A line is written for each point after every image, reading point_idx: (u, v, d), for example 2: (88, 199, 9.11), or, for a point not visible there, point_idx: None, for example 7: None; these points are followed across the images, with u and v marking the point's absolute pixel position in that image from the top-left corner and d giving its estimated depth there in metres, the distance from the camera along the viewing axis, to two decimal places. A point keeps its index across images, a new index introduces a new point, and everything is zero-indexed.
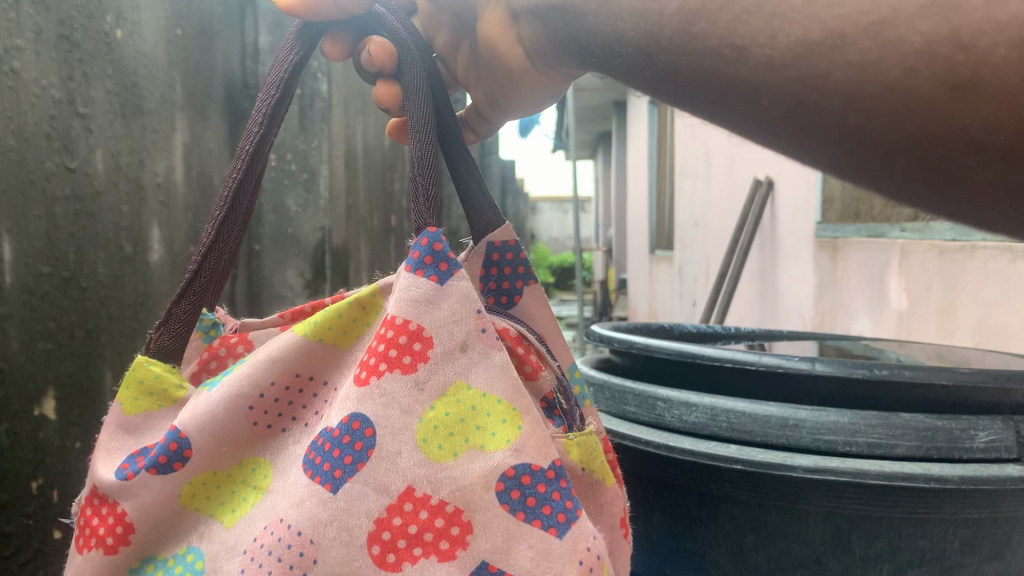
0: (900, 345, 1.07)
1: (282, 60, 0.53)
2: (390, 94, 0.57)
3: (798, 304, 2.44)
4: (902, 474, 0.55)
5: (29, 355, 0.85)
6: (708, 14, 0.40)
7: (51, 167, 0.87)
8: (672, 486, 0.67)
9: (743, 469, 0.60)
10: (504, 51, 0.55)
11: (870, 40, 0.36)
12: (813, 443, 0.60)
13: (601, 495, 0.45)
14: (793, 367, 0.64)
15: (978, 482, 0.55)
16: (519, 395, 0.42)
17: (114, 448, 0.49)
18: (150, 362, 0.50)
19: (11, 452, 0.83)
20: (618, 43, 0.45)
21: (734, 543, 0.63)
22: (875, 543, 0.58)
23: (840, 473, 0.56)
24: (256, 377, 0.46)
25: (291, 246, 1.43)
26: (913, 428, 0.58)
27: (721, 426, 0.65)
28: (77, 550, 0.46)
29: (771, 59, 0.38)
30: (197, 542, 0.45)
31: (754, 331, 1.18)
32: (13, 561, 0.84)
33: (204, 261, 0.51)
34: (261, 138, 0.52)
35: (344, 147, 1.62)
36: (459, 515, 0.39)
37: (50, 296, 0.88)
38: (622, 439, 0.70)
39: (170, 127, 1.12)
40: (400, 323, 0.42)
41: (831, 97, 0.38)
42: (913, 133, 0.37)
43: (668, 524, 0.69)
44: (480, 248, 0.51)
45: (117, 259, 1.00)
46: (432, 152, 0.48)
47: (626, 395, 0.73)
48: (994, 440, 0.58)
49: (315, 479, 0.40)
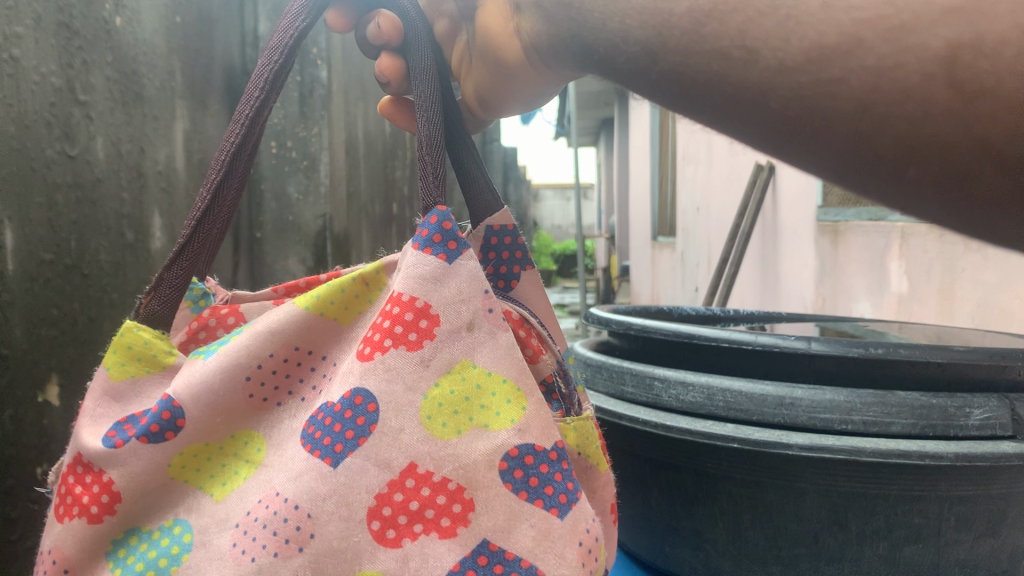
0: (900, 326, 1.06)
1: (289, 25, 0.51)
2: (393, 68, 0.57)
3: (800, 290, 2.43)
4: (897, 452, 0.54)
5: (33, 343, 0.83)
6: (719, 16, 0.39)
7: (52, 155, 0.85)
8: (670, 465, 0.67)
9: (740, 447, 0.60)
10: (501, 44, 0.53)
11: (890, 45, 0.35)
12: (808, 422, 0.59)
13: (594, 480, 0.45)
14: (789, 347, 0.65)
15: (972, 459, 0.54)
16: (524, 375, 0.41)
17: (100, 415, 0.48)
18: (138, 328, 0.48)
19: (17, 439, 0.82)
20: (624, 42, 0.43)
21: (730, 522, 0.64)
22: (871, 521, 0.57)
23: (835, 451, 0.56)
24: (254, 348, 0.46)
25: (292, 233, 1.42)
26: (908, 406, 0.57)
27: (717, 405, 0.64)
28: (57, 519, 0.46)
29: (783, 62, 0.37)
30: (184, 515, 0.44)
31: (752, 315, 1.18)
32: (19, 546, 0.84)
33: (200, 224, 0.50)
34: (261, 103, 0.51)
35: (344, 134, 1.61)
36: (461, 492, 0.39)
37: (52, 283, 0.86)
38: (620, 418, 0.70)
39: (170, 114, 1.12)
40: (406, 300, 0.41)
41: (846, 100, 0.37)
42: (929, 141, 0.36)
43: (668, 503, 0.69)
44: (478, 233, 0.50)
45: (118, 246, 0.99)
46: (437, 131, 0.46)
47: (624, 375, 0.73)
48: (989, 418, 0.57)
49: (315, 453, 0.40)
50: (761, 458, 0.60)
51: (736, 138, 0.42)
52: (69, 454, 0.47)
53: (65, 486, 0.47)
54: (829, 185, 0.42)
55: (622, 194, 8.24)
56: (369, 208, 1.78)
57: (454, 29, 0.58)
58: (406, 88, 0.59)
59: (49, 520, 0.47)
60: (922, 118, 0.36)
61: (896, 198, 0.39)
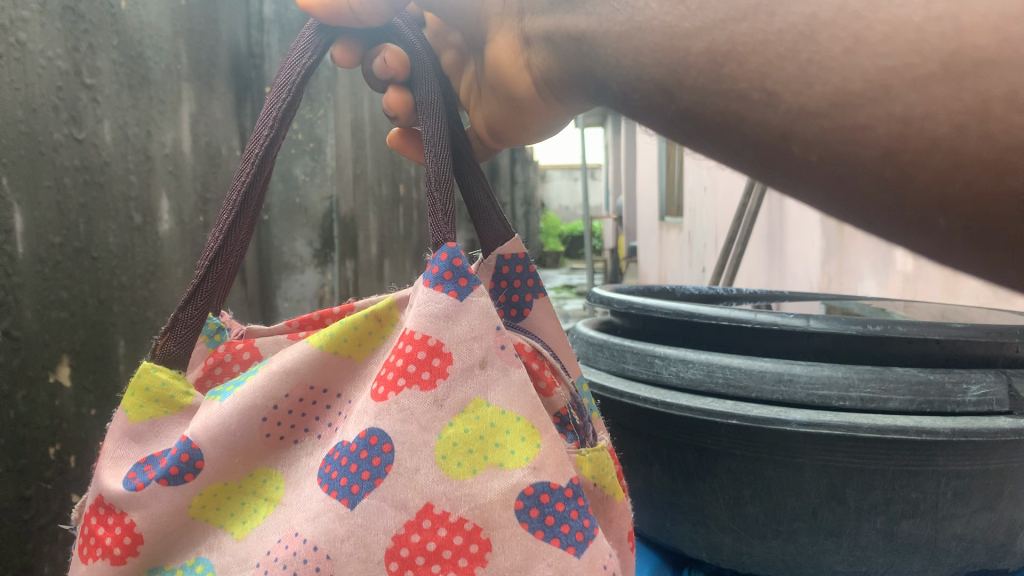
0: (904, 305, 1.06)
1: (295, 63, 0.52)
2: (400, 102, 0.59)
3: (805, 269, 2.39)
4: (895, 428, 0.57)
5: (43, 324, 0.83)
6: (737, 56, 0.38)
7: (60, 138, 0.86)
8: (671, 443, 0.69)
9: (738, 423, 0.62)
10: (510, 74, 0.54)
11: (918, 95, 0.33)
12: (807, 398, 0.62)
13: (610, 509, 0.45)
14: (789, 324, 0.67)
15: (969, 434, 0.56)
16: (538, 413, 0.42)
17: (120, 456, 0.48)
18: (155, 369, 0.49)
19: (29, 419, 0.82)
20: (639, 78, 0.43)
21: (731, 496, 0.66)
22: (869, 495, 0.61)
23: (834, 427, 0.58)
24: (269, 390, 0.46)
25: (300, 216, 1.41)
26: (906, 382, 0.60)
27: (716, 381, 0.67)
28: (81, 559, 0.46)
29: (804, 106, 0.36)
30: (206, 554, 0.45)
31: (755, 295, 1.18)
32: (35, 523, 0.84)
33: (213, 263, 0.50)
34: (271, 140, 0.51)
35: (349, 114, 1.60)
36: (478, 532, 0.39)
37: (62, 266, 0.86)
38: (621, 396, 0.72)
39: (176, 97, 1.11)
40: (419, 338, 0.42)
41: (871, 149, 0.35)
42: (956, 194, 0.35)
43: (667, 481, 0.72)
44: (489, 263, 0.50)
45: (127, 229, 0.99)
46: (448, 167, 0.46)
47: (625, 354, 0.75)
48: (986, 394, 0.60)
49: (333, 494, 0.40)
50: (763, 435, 0.62)
51: (743, 171, 0.42)
52: (91, 495, 0.47)
53: (87, 526, 0.47)
54: (850, 227, 0.40)
55: (628, 174, 8.17)
56: (375, 191, 1.77)
57: (460, 60, 0.62)
58: (415, 120, 0.61)
59: (74, 559, 0.47)
60: (950, 170, 0.34)
61: (927, 248, 0.38)
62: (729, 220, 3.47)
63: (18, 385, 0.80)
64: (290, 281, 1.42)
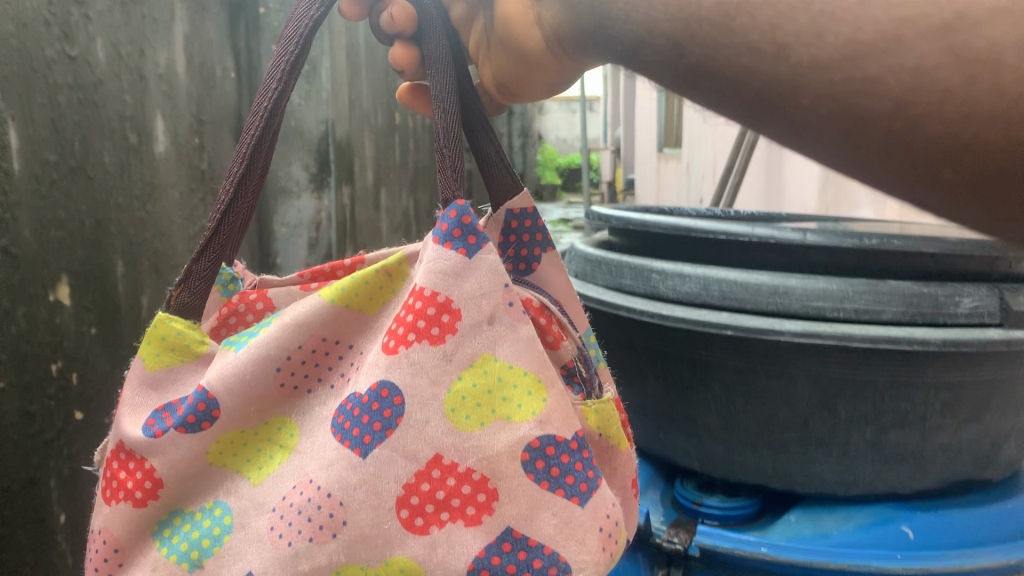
0: (900, 227, 1.06)
1: (303, 14, 0.50)
2: (407, 57, 0.57)
3: (803, 199, 2.37)
4: (886, 337, 0.60)
5: (41, 244, 0.83)
6: (749, 10, 0.39)
7: (52, 54, 0.84)
8: (665, 355, 0.73)
9: (733, 333, 0.65)
10: (520, 31, 0.52)
11: (929, 45, 0.35)
12: (802, 309, 0.65)
13: (615, 458, 0.46)
14: (786, 238, 0.70)
15: (959, 344, 0.59)
16: (545, 367, 0.42)
17: (139, 404, 0.50)
18: (171, 320, 0.49)
19: (30, 335, 0.82)
20: (650, 32, 0.43)
21: (722, 407, 0.70)
22: (860, 405, 0.64)
23: (826, 337, 0.61)
24: (283, 340, 0.47)
25: (296, 138, 1.38)
26: (899, 294, 0.63)
27: (713, 294, 0.69)
28: (105, 501, 0.48)
29: (816, 57, 0.37)
30: (224, 497, 0.46)
31: (754, 218, 1.18)
32: (39, 438, 0.84)
33: (223, 219, 0.50)
34: (280, 92, 0.50)
35: (344, 39, 1.56)
36: (485, 483, 0.41)
37: (58, 184, 0.85)
38: (618, 310, 0.75)
39: (169, 15, 1.08)
40: (428, 294, 0.42)
41: (881, 100, 0.36)
42: (967, 143, 0.35)
43: (661, 390, 0.75)
44: (498, 217, 0.50)
45: (122, 149, 0.98)
46: (457, 126, 0.45)
47: (623, 269, 0.78)
48: (978, 306, 0.63)
49: (345, 443, 0.42)
50: (754, 345, 0.65)
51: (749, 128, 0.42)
52: (112, 440, 0.49)
53: (110, 470, 0.49)
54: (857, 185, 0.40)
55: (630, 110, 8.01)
56: (371, 118, 1.74)
57: (470, 14, 0.58)
58: (422, 74, 0.59)
59: (98, 500, 0.49)
60: (958, 120, 0.35)
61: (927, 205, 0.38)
62: (728, 154, 3.42)
63: (19, 301, 0.80)
64: (286, 206, 1.37)
